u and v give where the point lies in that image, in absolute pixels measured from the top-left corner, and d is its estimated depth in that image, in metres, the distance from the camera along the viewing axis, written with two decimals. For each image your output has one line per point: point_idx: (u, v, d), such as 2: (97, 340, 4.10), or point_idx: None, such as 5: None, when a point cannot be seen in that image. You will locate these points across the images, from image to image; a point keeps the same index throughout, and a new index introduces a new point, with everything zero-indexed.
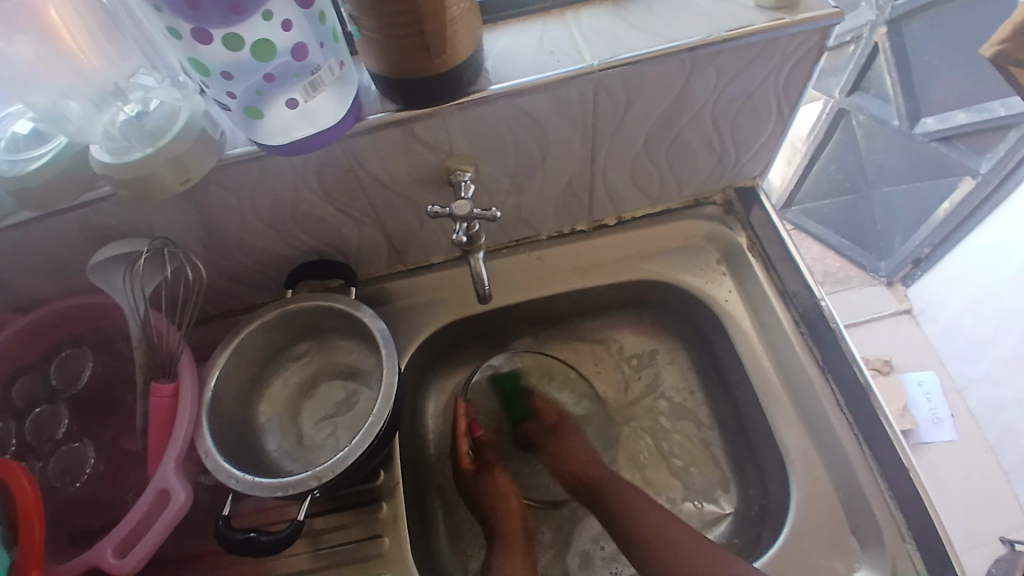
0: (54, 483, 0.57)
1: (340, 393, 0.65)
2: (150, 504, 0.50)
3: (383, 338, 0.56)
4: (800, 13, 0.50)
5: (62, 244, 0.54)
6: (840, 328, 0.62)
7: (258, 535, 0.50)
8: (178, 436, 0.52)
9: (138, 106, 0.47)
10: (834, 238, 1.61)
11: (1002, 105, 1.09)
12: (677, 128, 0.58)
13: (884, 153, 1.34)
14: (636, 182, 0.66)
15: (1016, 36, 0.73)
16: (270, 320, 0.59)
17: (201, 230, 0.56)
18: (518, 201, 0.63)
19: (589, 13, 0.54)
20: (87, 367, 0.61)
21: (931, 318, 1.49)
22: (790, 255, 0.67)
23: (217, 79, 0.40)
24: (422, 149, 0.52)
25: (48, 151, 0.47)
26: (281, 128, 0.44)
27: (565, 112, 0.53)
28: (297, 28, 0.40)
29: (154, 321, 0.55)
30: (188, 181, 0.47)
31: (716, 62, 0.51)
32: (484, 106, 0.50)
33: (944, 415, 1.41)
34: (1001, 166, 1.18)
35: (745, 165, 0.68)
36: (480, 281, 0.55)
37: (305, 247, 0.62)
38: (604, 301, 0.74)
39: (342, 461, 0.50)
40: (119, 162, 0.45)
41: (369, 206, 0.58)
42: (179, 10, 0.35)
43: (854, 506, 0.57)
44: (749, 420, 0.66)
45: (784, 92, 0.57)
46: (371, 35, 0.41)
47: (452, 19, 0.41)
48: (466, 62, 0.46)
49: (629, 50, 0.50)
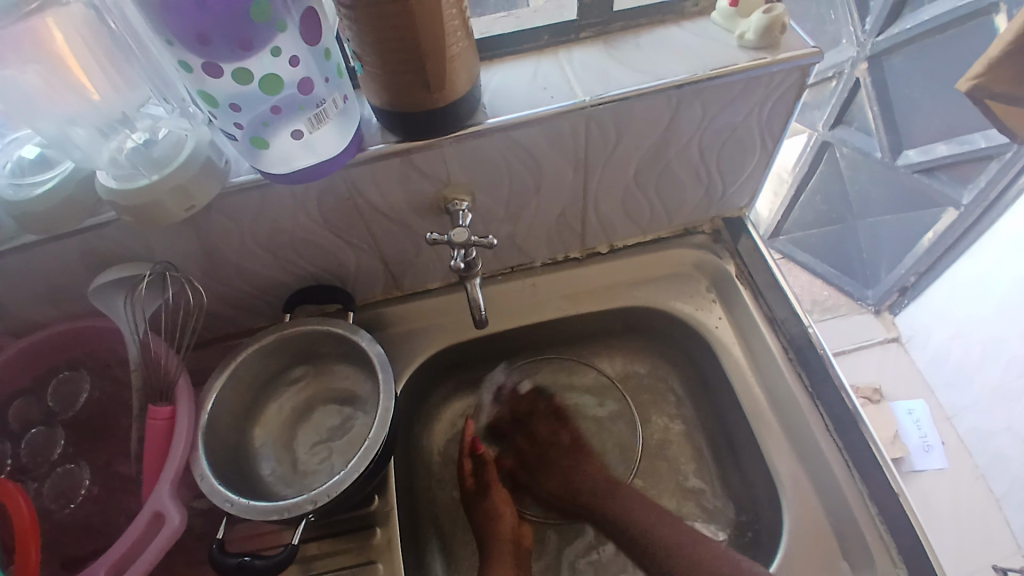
0: (49, 505, 0.57)
1: (334, 418, 0.65)
2: (143, 528, 0.50)
3: (379, 362, 0.57)
4: (782, 52, 0.52)
5: (63, 268, 0.55)
6: (828, 354, 0.65)
7: (252, 560, 0.50)
8: (173, 458, 0.52)
9: (144, 135, 0.48)
10: (822, 266, 1.64)
11: (983, 137, 1.12)
12: (666, 160, 0.61)
13: (868, 185, 1.38)
14: (627, 212, 0.67)
15: (991, 71, 0.76)
16: (267, 345, 0.60)
17: (201, 255, 0.57)
18: (513, 228, 0.65)
19: (581, 52, 0.56)
20: (84, 390, 0.61)
21: (918, 345, 1.51)
22: (778, 283, 0.69)
23: (225, 111, 0.42)
24: (420, 179, 0.54)
25: (53, 177, 0.48)
26: (283, 158, 0.45)
27: (558, 145, 0.55)
28: (303, 64, 0.41)
29: (152, 344, 0.56)
30: (193, 208, 0.48)
31: (702, 99, 0.54)
32: (481, 139, 0.51)
33: (935, 442, 1.42)
34: (983, 198, 1.20)
35: (732, 195, 0.70)
36: (477, 306, 0.56)
37: (302, 273, 0.63)
38: (595, 327, 0.75)
39: (338, 484, 0.51)
40: (125, 188, 0.46)
41: (368, 233, 0.60)
42: (192, 45, 0.37)
43: (844, 530, 0.58)
44: (740, 444, 0.67)
45: (768, 126, 0.60)
46: (372, 70, 0.43)
47: (451, 56, 0.43)
48: (464, 96, 0.47)
49: (619, 86, 0.52)
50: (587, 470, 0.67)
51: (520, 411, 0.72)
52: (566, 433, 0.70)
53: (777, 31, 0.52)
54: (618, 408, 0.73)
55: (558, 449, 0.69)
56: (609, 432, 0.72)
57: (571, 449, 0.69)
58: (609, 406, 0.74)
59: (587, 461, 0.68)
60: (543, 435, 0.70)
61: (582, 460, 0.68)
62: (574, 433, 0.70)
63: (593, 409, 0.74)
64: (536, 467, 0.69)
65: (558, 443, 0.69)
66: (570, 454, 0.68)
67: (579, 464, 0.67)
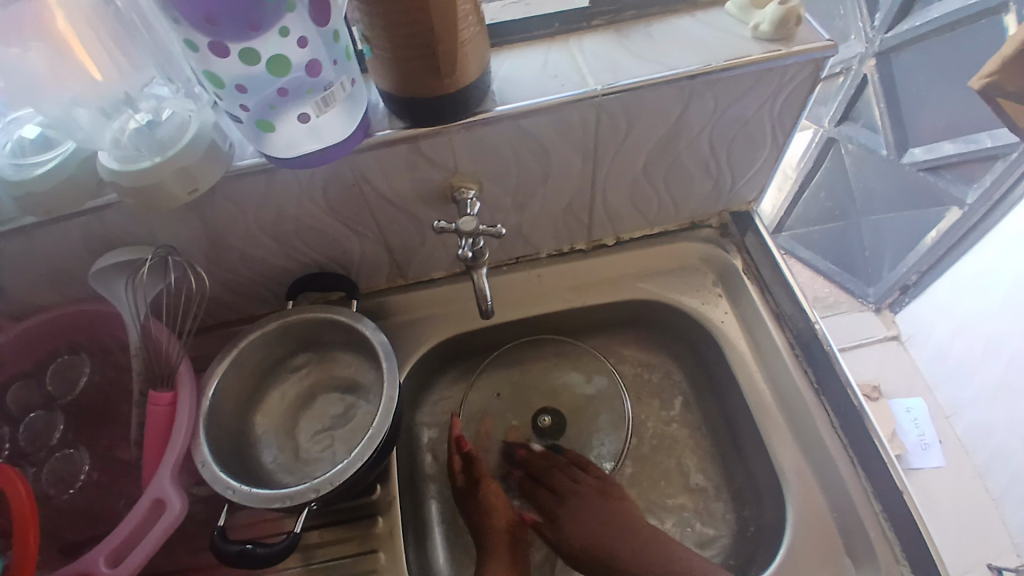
0: (48, 490, 0.57)
1: (337, 407, 0.65)
2: (144, 513, 0.49)
3: (383, 351, 0.56)
4: (796, 44, 0.52)
5: (64, 252, 0.54)
6: (834, 349, 0.63)
7: (253, 548, 0.49)
8: (174, 444, 0.52)
9: (148, 116, 0.48)
10: (824, 263, 1.64)
11: (989, 137, 1.11)
12: (675, 152, 0.60)
13: (873, 182, 1.38)
14: (634, 203, 0.67)
15: (1003, 69, 0.76)
16: (270, 332, 0.60)
17: (205, 240, 0.56)
18: (519, 219, 0.64)
19: (592, 40, 0.56)
20: (85, 373, 0.60)
21: (919, 343, 1.51)
22: (784, 277, 0.68)
23: (231, 92, 0.41)
24: (428, 166, 0.53)
25: (54, 157, 0.48)
26: (288, 143, 0.45)
27: (567, 134, 0.54)
28: (312, 46, 0.41)
29: (153, 329, 0.55)
30: (196, 190, 0.47)
31: (714, 90, 0.53)
32: (490, 126, 0.51)
33: (933, 440, 1.42)
34: (988, 197, 1.20)
35: (740, 189, 0.69)
36: (483, 296, 0.56)
37: (307, 260, 0.63)
38: (600, 320, 0.75)
39: (341, 473, 0.50)
40: (128, 170, 0.45)
41: (374, 221, 0.59)
42: (198, 25, 0.36)
43: (848, 526, 0.58)
44: (744, 439, 0.67)
45: (779, 120, 0.59)
46: (382, 54, 0.42)
47: (463, 41, 0.42)
48: (474, 83, 0.47)
49: (631, 76, 0.51)
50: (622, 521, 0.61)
51: (535, 468, 0.67)
52: (590, 482, 0.65)
53: (792, 23, 0.51)
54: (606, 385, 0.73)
55: (583, 496, 0.64)
56: (598, 410, 0.72)
57: (599, 499, 0.63)
58: (598, 384, 0.73)
59: (620, 508, 0.63)
60: (560, 486, 0.65)
61: (612, 508, 0.63)
62: (602, 480, 0.65)
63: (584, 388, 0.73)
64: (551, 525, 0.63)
65: (584, 495, 0.64)
66: (593, 499, 0.63)
67: (612, 511, 0.62)
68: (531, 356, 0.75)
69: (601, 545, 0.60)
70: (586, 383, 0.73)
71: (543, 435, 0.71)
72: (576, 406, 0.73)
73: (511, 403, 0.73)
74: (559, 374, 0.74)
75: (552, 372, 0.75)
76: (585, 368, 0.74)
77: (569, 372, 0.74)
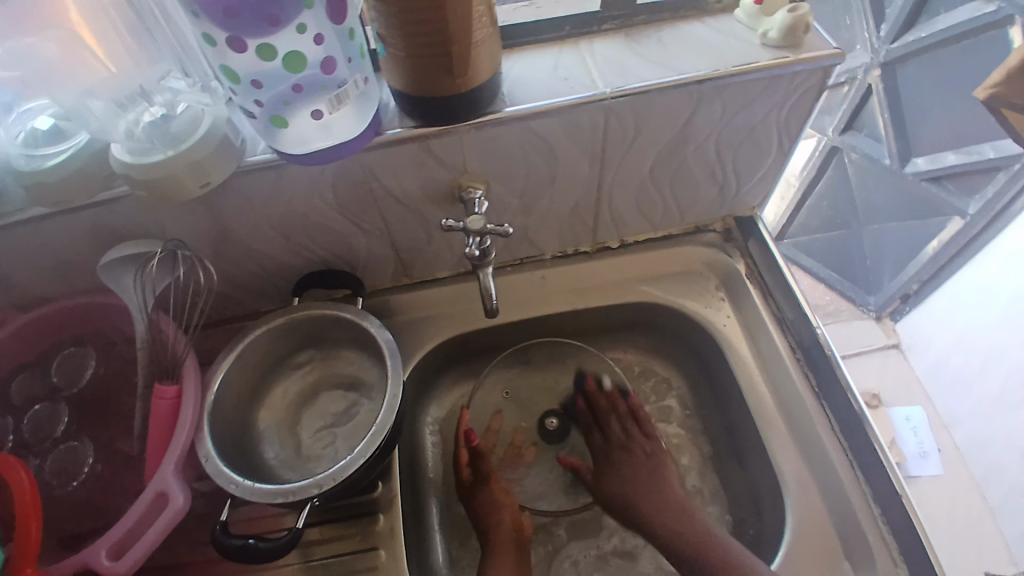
0: (50, 482, 0.57)
1: (339, 404, 0.65)
2: (147, 505, 0.50)
3: (388, 348, 0.57)
4: (804, 52, 0.52)
5: (73, 243, 0.55)
6: (836, 355, 0.63)
7: (254, 542, 0.50)
8: (179, 436, 0.52)
9: (163, 109, 0.48)
10: (825, 271, 1.64)
11: (992, 148, 1.11)
12: (682, 157, 0.60)
13: (876, 192, 1.38)
14: (639, 207, 0.67)
15: (1010, 79, 0.76)
16: (275, 327, 0.60)
17: (213, 235, 0.56)
18: (525, 220, 0.65)
19: (602, 44, 0.56)
20: (90, 366, 0.61)
21: (918, 353, 1.51)
22: (788, 284, 0.69)
23: (246, 88, 0.41)
24: (437, 166, 0.54)
25: (67, 148, 0.48)
26: (298, 139, 0.45)
27: (576, 136, 0.55)
28: (327, 43, 0.41)
29: (160, 322, 0.56)
30: (207, 185, 0.48)
31: (722, 95, 0.53)
32: (499, 127, 0.51)
33: (931, 449, 1.43)
34: (989, 208, 1.19)
35: (745, 195, 0.69)
36: (488, 295, 0.56)
37: (313, 257, 0.63)
38: (603, 322, 0.75)
39: (344, 469, 0.51)
40: (141, 163, 0.45)
41: (381, 218, 0.59)
42: (216, 18, 0.37)
43: (847, 531, 0.58)
44: (744, 442, 0.67)
45: (786, 127, 0.59)
46: (395, 53, 0.43)
47: (475, 42, 0.42)
48: (485, 84, 0.47)
49: (640, 79, 0.52)
50: (654, 475, 0.66)
51: (598, 407, 0.73)
52: (642, 441, 0.70)
53: (801, 32, 0.51)
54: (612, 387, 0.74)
55: (633, 453, 0.69)
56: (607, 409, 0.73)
57: (646, 458, 0.68)
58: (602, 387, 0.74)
59: (660, 465, 0.67)
60: (617, 436, 0.71)
61: (655, 466, 0.67)
62: (653, 438, 0.70)
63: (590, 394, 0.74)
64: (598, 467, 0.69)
65: (633, 451, 0.69)
66: (641, 457, 0.68)
67: (652, 467, 0.67)
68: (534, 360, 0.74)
69: (630, 499, 0.64)
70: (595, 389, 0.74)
71: (548, 440, 0.72)
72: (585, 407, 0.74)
73: (520, 405, 0.73)
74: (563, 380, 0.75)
75: (555, 376, 0.75)
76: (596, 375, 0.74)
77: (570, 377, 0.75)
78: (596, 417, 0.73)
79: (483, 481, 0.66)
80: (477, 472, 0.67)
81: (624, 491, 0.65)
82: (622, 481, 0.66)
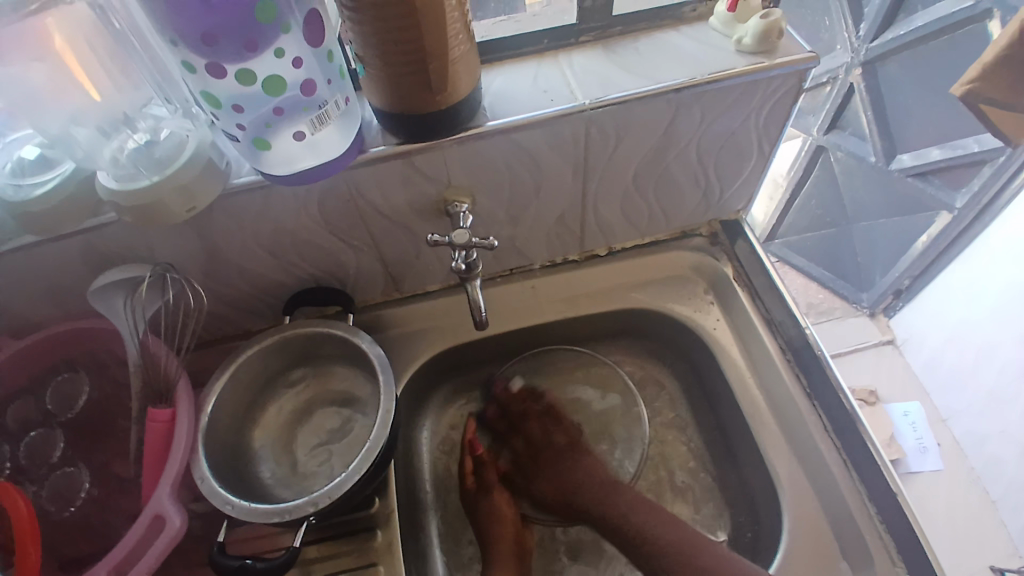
0: (47, 507, 0.57)
1: (334, 420, 0.65)
2: (143, 529, 0.50)
3: (380, 363, 0.57)
4: (779, 57, 0.53)
5: (63, 269, 0.55)
6: (827, 358, 0.64)
7: (253, 562, 0.50)
8: (174, 459, 0.52)
9: (147, 135, 0.48)
10: (817, 270, 1.65)
11: (976, 142, 1.12)
12: (665, 164, 0.61)
13: (863, 190, 1.39)
14: (626, 214, 0.68)
15: (988, 75, 0.77)
16: (268, 346, 0.60)
17: (202, 256, 0.57)
18: (513, 231, 0.65)
19: (581, 56, 0.57)
20: (84, 391, 0.61)
21: (913, 348, 1.52)
22: (775, 285, 0.69)
23: (228, 112, 0.42)
24: (422, 181, 0.54)
25: (54, 177, 0.48)
26: (284, 159, 0.46)
27: (558, 147, 0.55)
28: (306, 66, 0.42)
29: (151, 345, 0.56)
30: (194, 209, 0.48)
31: (701, 102, 0.54)
32: (482, 141, 0.52)
33: (930, 444, 1.43)
34: (976, 203, 1.21)
35: (730, 198, 0.70)
36: (477, 308, 0.57)
37: (303, 275, 0.63)
38: (595, 330, 0.75)
39: (339, 487, 0.51)
40: (126, 188, 0.46)
41: (369, 234, 0.60)
42: (197, 47, 0.37)
43: (843, 530, 0.58)
44: (738, 444, 0.67)
45: (766, 130, 0.60)
46: (375, 72, 0.43)
47: (453, 60, 0.43)
48: (466, 99, 0.48)
49: (620, 90, 0.52)
50: (585, 470, 0.66)
51: (511, 412, 0.71)
52: (562, 434, 0.69)
53: (775, 37, 0.52)
54: (619, 397, 0.73)
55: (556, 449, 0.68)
56: (611, 423, 0.72)
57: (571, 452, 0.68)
58: (613, 398, 0.73)
59: (584, 457, 0.67)
60: (537, 434, 0.70)
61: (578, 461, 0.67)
62: (568, 432, 0.69)
63: (598, 403, 0.73)
64: (531, 469, 0.69)
65: (555, 446, 0.68)
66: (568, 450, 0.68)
67: (579, 461, 0.67)
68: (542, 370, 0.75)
69: (574, 493, 0.65)
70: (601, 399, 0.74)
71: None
72: (593, 422, 0.73)
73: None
74: (573, 388, 0.74)
75: (569, 386, 0.75)
76: (603, 384, 0.74)
77: (585, 388, 0.74)
78: (511, 422, 0.72)
79: (484, 489, 0.67)
80: (478, 480, 0.68)
81: (562, 487, 0.66)
82: (558, 475, 0.66)
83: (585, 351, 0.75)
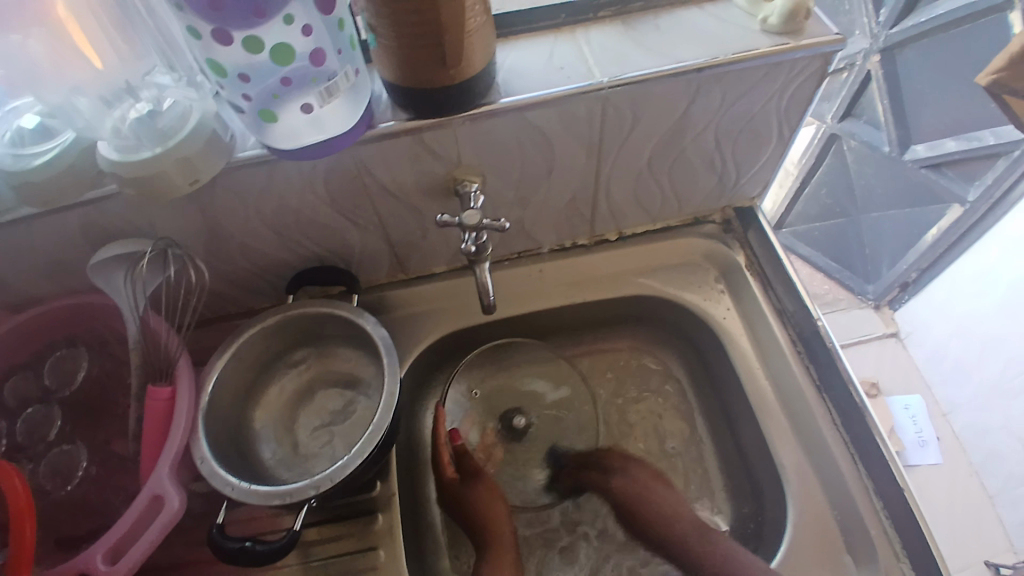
0: (45, 485, 0.56)
1: (337, 402, 0.64)
2: (142, 509, 0.49)
3: (384, 346, 0.56)
4: (805, 38, 0.51)
5: (62, 242, 0.54)
6: (835, 346, 0.63)
7: (253, 544, 0.49)
8: (173, 439, 0.51)
9: (149, 105, 0.46)
10: (824, 260, 1.64)
11: (991, 134, 1.11)
12: (681, 147, 0.59)
13: (874, 180, 1.37)
14: (638, 199, 0.66)
15: (1012, 65, 0.75)
16: (270, 326, 0.59)
17: (204, 231, 0.55)
18: (522, 213, 0.64)
19: (599, 31, 0.55)
20: (83, 367, 0.60)
21: (917, 342, 1.51)
22: (786, 272, 0.68)
23: (234, 81, 0.40)
24: (431, 159, 0.53)
25: (53, 147, 0.47)
26: (289, 133, 0.44)
27: (572, 128, 0.54)
28: (316, 35, 0.40)
29: (152, 322, 0.55)
30: (197, 181, 0.46)
31: (721, 83, 0.52)
32: (494, 118, 0.50)
33: (930, 437, 1.42)
34: (989, 194, 1.19)
35: (745, 184, 0.68)
36: (485, 291, 0.55)
37: (307, 254, 0.62)
38: (601, 317, 0.74)
39: (340, 470, 0.50)
40: (126, 160, 0.44)
41: (375, 213, 0.58)
42: (202, 12, 0.36)
43: (850, 523, 0.58)
44: (746, 436, 0.66)
45: (786, 115, 0.58)
46: (386, 43, 0.42)
47: (469, 32, 0.41)
48: (480, 74, 0.46)
49: (638, 68, 0.51)
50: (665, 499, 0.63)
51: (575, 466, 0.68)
52: (640, 469, 0.66)
53: (802, 18, 0.50)
54: (572, 389, 0.72)
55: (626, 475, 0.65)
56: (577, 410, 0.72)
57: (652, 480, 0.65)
58: (565, 390, 0.73)
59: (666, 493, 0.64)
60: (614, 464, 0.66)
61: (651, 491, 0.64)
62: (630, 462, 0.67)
63: (550, 395, 0.72)
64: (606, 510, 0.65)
65: (633, 478, 0.65)
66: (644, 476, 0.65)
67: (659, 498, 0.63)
68: (503, 358, 0.74)
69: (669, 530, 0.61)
70: (554, 391, 0.73)
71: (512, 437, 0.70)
72: (545, 413, 0.72)
73: (488, 406, 0.72)
74: (528, 381, 0.73)
75: (521, 377, 0.73)
76: (557, 378, 0.73)
77: (535, 378, 0.73)
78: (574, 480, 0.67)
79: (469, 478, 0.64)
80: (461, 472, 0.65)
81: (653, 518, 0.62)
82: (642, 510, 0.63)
83: (541, 346, 0.74)
